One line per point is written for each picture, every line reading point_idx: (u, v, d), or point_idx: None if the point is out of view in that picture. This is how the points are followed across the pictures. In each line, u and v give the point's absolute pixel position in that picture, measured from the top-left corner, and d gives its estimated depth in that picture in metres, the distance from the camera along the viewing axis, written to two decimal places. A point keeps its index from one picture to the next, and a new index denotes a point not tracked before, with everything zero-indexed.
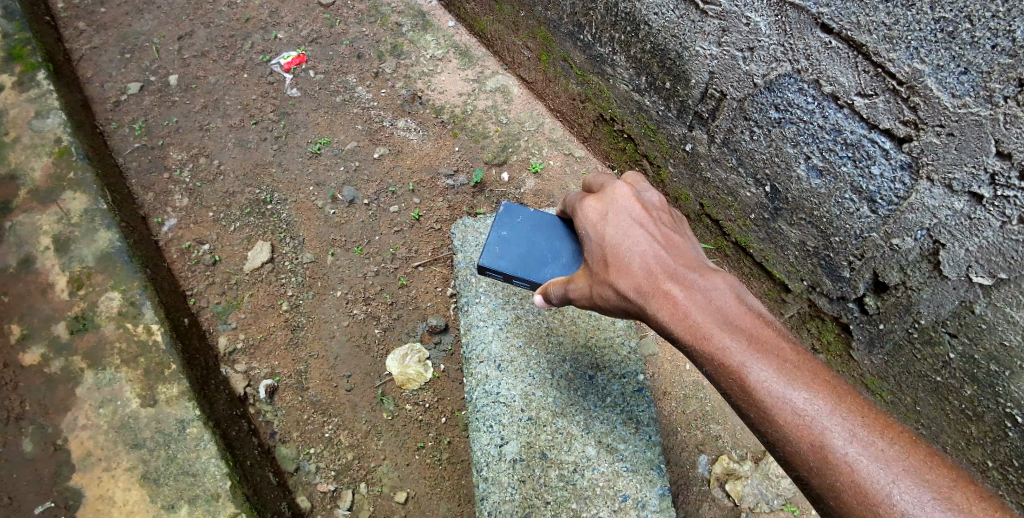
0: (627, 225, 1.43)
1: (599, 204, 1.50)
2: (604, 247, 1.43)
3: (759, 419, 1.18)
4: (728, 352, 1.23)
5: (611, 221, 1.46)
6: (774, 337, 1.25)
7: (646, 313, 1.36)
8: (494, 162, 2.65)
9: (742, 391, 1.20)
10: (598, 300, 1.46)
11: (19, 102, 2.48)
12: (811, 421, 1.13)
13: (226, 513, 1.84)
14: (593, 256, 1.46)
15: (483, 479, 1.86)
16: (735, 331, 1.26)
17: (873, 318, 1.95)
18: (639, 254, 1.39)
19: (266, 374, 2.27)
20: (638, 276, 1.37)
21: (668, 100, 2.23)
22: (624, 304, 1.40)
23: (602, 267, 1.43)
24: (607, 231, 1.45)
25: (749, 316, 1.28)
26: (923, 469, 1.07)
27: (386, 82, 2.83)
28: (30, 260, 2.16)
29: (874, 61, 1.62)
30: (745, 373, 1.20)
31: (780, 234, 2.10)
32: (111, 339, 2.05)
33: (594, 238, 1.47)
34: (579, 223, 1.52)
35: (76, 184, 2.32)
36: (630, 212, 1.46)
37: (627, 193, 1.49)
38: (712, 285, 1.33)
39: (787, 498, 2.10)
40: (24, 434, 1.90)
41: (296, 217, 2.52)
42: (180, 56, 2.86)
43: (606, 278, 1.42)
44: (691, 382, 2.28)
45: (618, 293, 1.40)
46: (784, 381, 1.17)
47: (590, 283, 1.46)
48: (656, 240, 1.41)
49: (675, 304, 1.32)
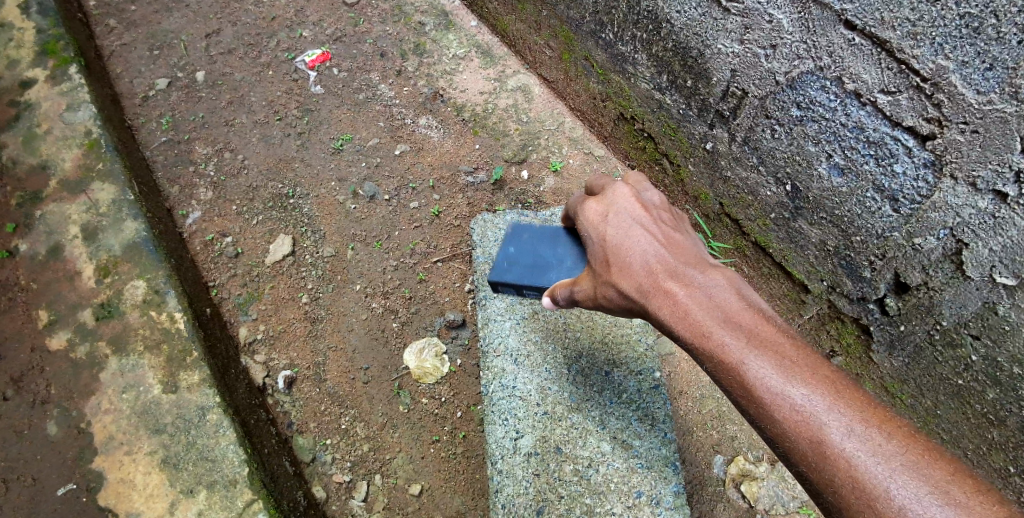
0: (628, 225, 1.43)
1: (599, 205, 1.50)
2: (604, 247, 1.44)
3: (760, 416, 1.17)
4: (727, 349, 1.23)
5: (611, 222, 1.46)
6: (774, 333, 1.24)
7: (648, 313, 1.36)
8: (514, 160, 2.66)
9: (741, 388, 1.20)
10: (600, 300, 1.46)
11: (51, 95, 2.54)
12: (808, 417, 1.11)
13: (243, 499, 1.87)
14: (594, 256, 1.47)
15: (498, 472, 1.88)
16: (735, 328, 1.25)
17: (894, 319, 1.93)
18: (639, 254, 1.39)
19: (285, 365, 2.30)
20: (638, 275, 1.37)
21: (688, 99, 2.23)
22: (626, 304, 1.40)
23: (603, 267, 1.44)
24: (606, 232, 1.45)
25: (748, 313, 1.27)
26: (922, 463, 1.04)
27: (408, 81, 2.86)
28: (59, 249, 2.21)
29: (897, 58, 1.61)
30: (744, 370, 1.19)
31: (800, 233, 2.09)
32: (135, 326, 2.08)
33: (594, 239, 1.47)
34: (580, 223, 1.53)
35: (105, 174, 2.37)
36: (630, 211, 1.46)
37: (627, 194, 1.48)
38: (712, 282, 1.32)
39: (804, 501, 2.08)
40: (49, 417, 1.95)
41: (318, 212, 2.56)
42: (207, 53, 2.92)
43: (607, 278, 1.42)
44: (708, 382, 2.27)
45: (620, 293, 1.40)
46: (783, 377, 1.16)
47: (591, 284, 1.47)
48: (656, 240, 1.41)
49: (674, 302, 1.32)
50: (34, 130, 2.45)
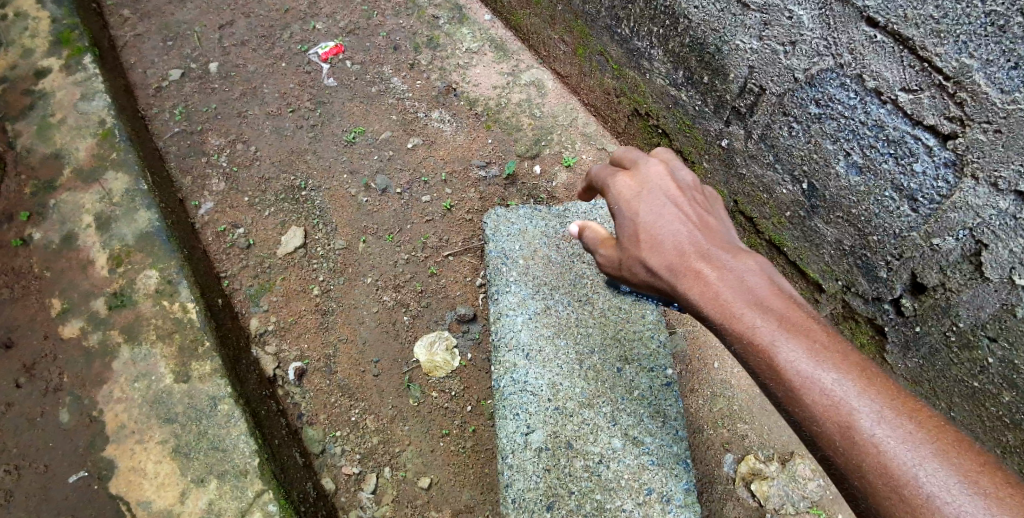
0: (662, 205, 1.43)
1: (632, 184, 1.49)
2: (635, 225, 1.42)
3: (788, 398, 1.11)
4: (757, 331, 1.17)
5: (645, 200, 1.45)
6: (806, 318, 1.19)
7: (677, 293, 1.33)
8: (527, 155, 2.65)
9: (770, 371, 1.14)
10: (628, 278, 1.45)
11: (66, 84, 2.55)
12: (838, 401, 1.05)
13: (254, 490, 1.87)
14: (624, 234, 1.45)
15: (508, 466, 1.88)
16: (766, 311, 1.20)
17: (910, 320, 1.92)
18: (671, 233, 1.38)
19: (296, 357, 2.30)
20: (670, 253, 1.36)
21: (705, 95, 2.21)
22: (655, 282, 1.38)
23: (633, 245, 1.42)
24: (639, 211, 1.44)
25: (780, 297, 1.23)
26: (952, 453, 0.98)
27: (421, 74, 2.85)
28: (72, 237, 2.22)
29: (920, 55, 1.59)
30: (774, 352, 1.14)
31: (815, 232, 2.08)
32: (148, 315, 2.09)
33: (626, 216, 1.46)
34: (612, 202, 1.51)
35: (118, 164, 2.38)
36: (665, 194, 1.45)
37: (663, 174, 1.49)
38: (743, 266, 1.29)
39: (813, 501, 2.08)
40: (62, 405, 1.96)
41: (330, 204, 2.56)
42: (221, 45, 2.92)
43: (636, 256, 1.40)
44: (719, 381, 2.25)
45: (649, 270, 1.38)
46: (814, 361, 1.10)
47: (619, 261, 1.46)
48: (689, 222, 1.40)
49: (705, 282, 1.29)
50: (49, 119, 2.46)
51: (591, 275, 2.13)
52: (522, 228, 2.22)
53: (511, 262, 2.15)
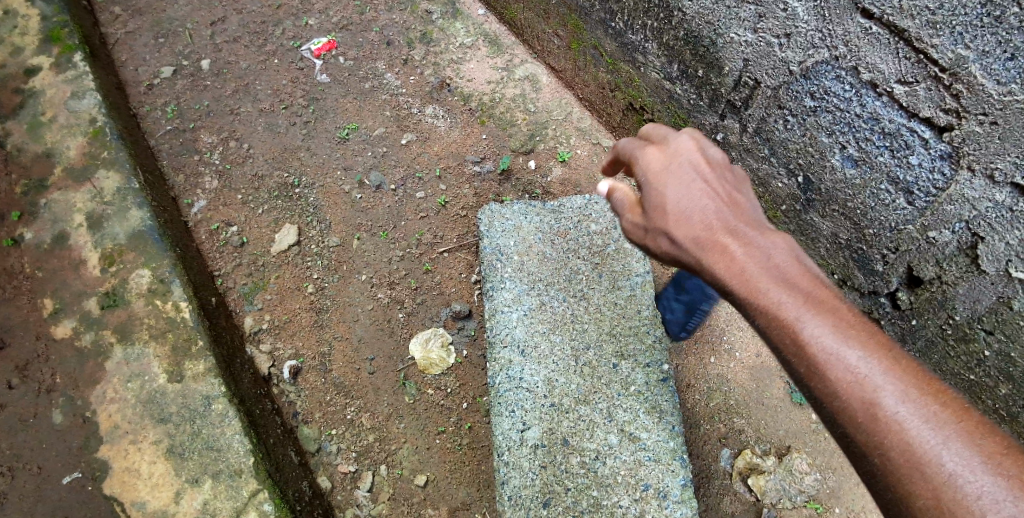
0: (688, 172, 1.33)
1: (658, 152, 1.38)
2: (659, 194, 1.31)
3: (809, 374, 1.03)
4: (782, 306, 1.10)
5: (670, 167, 1.35)
6: (831, 297, 1.12)
7: (701, 267, 1.25)
8: (522, 150, 2.64)
9: (792, 346, 1.07)
10: (646, 247, 1.35)
11: (56, 83, 2.52)
12: (862, 378, 0.98)
13: (248, 489, 1.86)
14: (645, 202, 1.34)
15: (504, 463, 1.87)
16: (792, 287, 1.13)
17: (906, 313, 1.93)
18: (697, 204, 1.29)
19: (290, 355, 2.29)
20: (696, 225, 1.27)
21: (699, 89, 2.20)
22: (675, 253, 1.29)
23: (654, 214, 1.31)
24: (664, 180, 1.33)
25: (807, 275, 1.16)
26: (978, 436, 0.92)
27: (414, 69, 2.83)
28: (64, 237, 2.20)
29: (915, 47, 1.58)
30: (799, 328, 1.07)
31: (811, 226, 2.07)
32: (141, 314, 2.07)
33: (649, 183, 1.35)
34: (635, 168, 1.39)
35: (110, 162, 2.35)
36: (691, 161, 1.35)
37: (690, 140, 1.38)
38: (772, 242, 1.21)
39: (810, 495, 2.08)
40: (54, 406, 1.95)
41: (323, 201, 2.54)
42: (212, 41, 2.89)
43: (657, 226, 1.30)
44: (716, 375, 2.25)
45: (671, 241, 1.29)
46: (840, 337, 1.03)
47: (637, 230, 1.35)
48: (716, 192, 1.30)
49: (731, 256, 1.21)
50: (39, 118, 2.43)
51: (586, 270, 2.12)
52: (517, 224, 2.21)
53: (506, 259, 2.14)
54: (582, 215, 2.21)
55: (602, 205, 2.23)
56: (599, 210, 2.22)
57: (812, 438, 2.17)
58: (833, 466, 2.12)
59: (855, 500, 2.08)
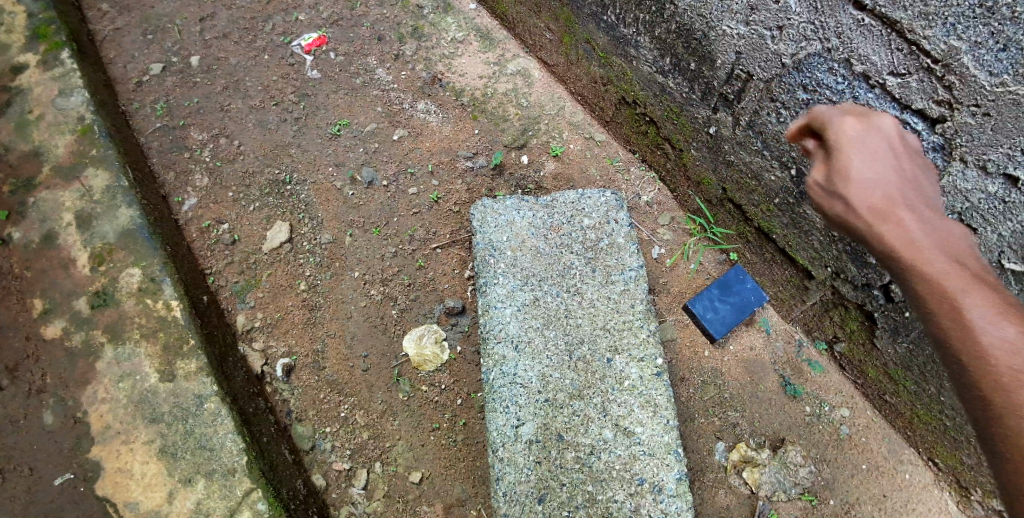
0: (878, 154, 1.48)
1: (855, 128, 1.55)
2: (847, 161, 1.44)
3: (960, 335, 1.20)
4: (955, 277, 1.27)
5: (868, 144, 1.50)
6: (990, 282, 1.29)
7: (858, 228, 1.41)
8: (514, 145, 2.62)
9: (942, 309, 1.25)
10: (822, 208, 1.50)
11: (44, 81, 2.49)
12: (1014, 350, 1.14)
13: (242, 488, 1.86)
14: (832, 168, 1.47)
15: (499, 459, 1.87)
16: (965, 266, 1.32)
17: (899, 305, 1.95)
18: (881, 181, 1.42)
19: (283, 353, 2.28)
20: (874, 196, 1.40)
21: (692, 82, 2.20)
22: (846, 219, 1.43)
23: (839, 179, 1.44)
24: (853, 149, 1.47)
25: (971, 259, 1.35)
26: None
27: (406, 65, 2.81)
28: (53, 236, 2.18)
29: (908, 38, 1.57)
30: (959, 296, 1.24)
31: (804, 219, 2.09)
32: (131, 314, 2.05)
33: (840, 153, 1.49)
34: (828, 139, 1.55)
35: (99, 160, 2.33)
36: (888, 148, 1.53)
37: (888, 128, 1.59)
38: (952, 231, 1.42)
39: (805, 488, 2.09)
40: (45, 406, 1.93)
41: (316, 198, 2.52)
42: (202, 38, 2.87)
43: (836, 188, 1.44)
44: (710, 369, 2.25)
45: (844, 206, 1.43)
46: (1001, 314, 1.19)
47: (817, 193, 1.50)
48: (904, 178, 1.47)
49: (900, 222, 1.37)
50: (27, 116, 2.40)
51: (579, 265, 2.11)
52: (510, 219, 2.19)
53: (499, 254, 2.13)
54: (576, 209, 2.20)
55: (596, 200, 2.22)
56: (593, 204, 2.21)
57: (807, 431, 2.17)
58: (827, 459, 2.14)
59: (850, 492, 2.10)
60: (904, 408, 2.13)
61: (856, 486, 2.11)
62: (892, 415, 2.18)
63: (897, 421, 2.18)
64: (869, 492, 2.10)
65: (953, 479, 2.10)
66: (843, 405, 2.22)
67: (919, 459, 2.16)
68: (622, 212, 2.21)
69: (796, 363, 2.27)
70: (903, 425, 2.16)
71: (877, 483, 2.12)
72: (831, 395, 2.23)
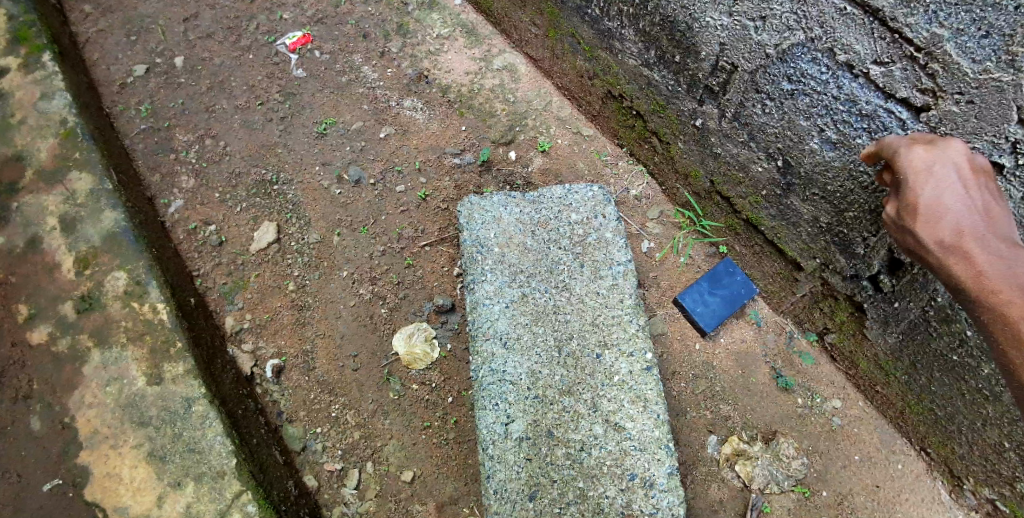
0: (950, 181, 1.45)
1: (924, 151, 1.51)
2: (913, 193, 1.47)
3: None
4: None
5: (936, 173, 1.46)
6: None
7: (934, 261, 1.46)
8: (501, 141, 2.61)
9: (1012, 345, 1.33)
10: (899, 238, 1.55)
11: (25, 83, 2.46)
12: None
13: (232, 491, 1.84)
14: (901, 199, 1.51)
15: (489, 457, 1.87)
16: None
17: (888, 295, 1.97)
18: (952, 212, 1.43)
19: (273, 354, 2.27)
20: (943, 230, 1.43)
21: (677, 75, 2.20)
22: (920, 251, 1.48)
23: (906, 212, 1.49)
24: (921, 180, 1.47)
25: None
26: None
27: (392, 62, 2.80)
28: (37, 241, 2.15)
29: (890, 27, 1.57)
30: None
31: (791, 210, 2.09)
32: (118, 317, 2.03)
33: (909, 185, 1.48)
34: (897, 166, 1.54)
35: (82, 163, 2.30)
36: (961, 170, 1.47)
37: (961, 148, 1.50)
38: None
39: (798, 479, 2.09)
40: (32, 412, 1.91)
41: (302, 198, 2.50)
42: (185, 38, 2.84)
43: (906, 224, 1.49)
44: (701, 362, 2.24)
45: (916, 239, 1.48)
46: None
47: (891, 222, 1.55)
48: (978, 203, 1.44)
49: (970, 256, 1.40)
50: (8, 119, 2.37)
51: (568, 260, 2.11)
52: (497, 215, 2.18)
53: (486, 250, 2.12)
54: (563, 205, 2.19)
55: (583, 194, 2.21)
56: (580, 199, 2.20)
57: (798, 422, 2.17)
58: (818, 450, 2.14)
59: (842, 483, 2.10)
60: (895, 398, 2.14)
61: (849, 477, 2.11)
62: (883, 405, 2.19)
63: (888, 411, 2.18)
64: (861, 483, 2.10)
65: (945, 468, 2.10)
66: (834, 396, 2.22)
67: (911, 449, 2.16)
68: (610, 206, 2.20)
69: (787, 355, 2.27)
70: (894, 415, 2.17)
71: (869, 474, 2.12)
72: (822, 386, 2.24)
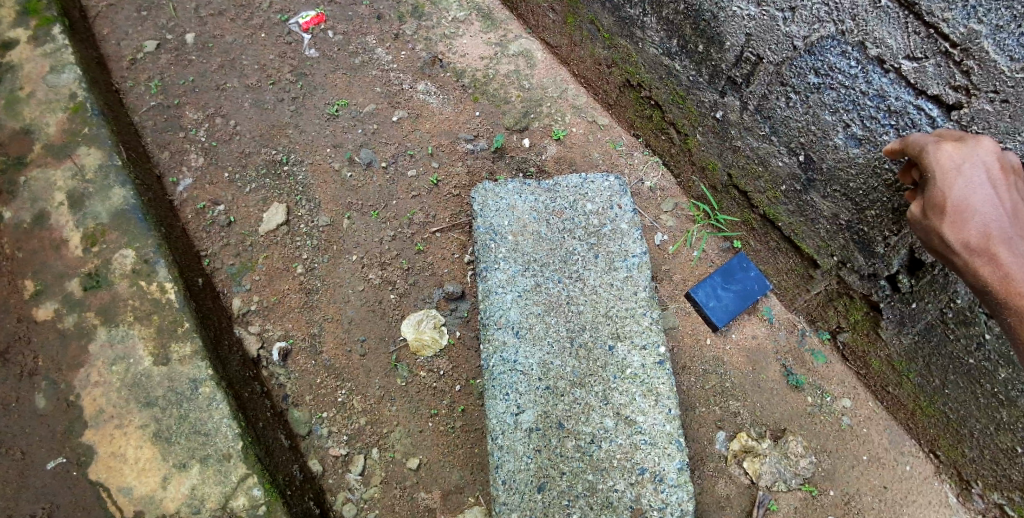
0: (980, 183, 1.41)
1: (952, 148, 1.46)
2: (941, 195, 1.43)
3: None
4: None
5: (967, 173, 1.42)
6: None
7: (958, 263, 1.43)
8: (516, 128, 2.57)
9: None
10: (924, 238, 1.51)
11: (33, 56, 2.42)
12: None
13: (237, 474, 1.83)
14: (930, 199, 1.47)
15: (498, 447, 1.85)
16: None
17: (906, 296, 1.95)
18: (981, 218, 1.39)
19: (280, 337, 2.25)
20: (971, 233, 1.40)
21: (699, 65, 2.17)
22: (944, 252, 1.45)
23: (934, 212, 1.45)
24: (949, 179, 1.43)
25: None
26: None
27: (406, 44, 2.75)
28: (44, 216, 2.12)
29: (926, 21, 1.55)
30: None
31: (811, 206, 2.06)
32: (124, 296, 2.01)
33: (939, 184, 1.44)
34: (925, 163, 1.50)
35: (91, 139, 2.27)
36: (990, 171, 1.43)
37: (991, 147, 1.45)
38: None
39: (805, 478, 2.07)
40: (36, 390, 1.90)
41: (313, 179, 2.47)
42: (197, 14, 2.79)
43: (933, 224, 1.45)
44: (712, 358, 2.22)
45: (942, 240, 1.44)
46: None
47: (915, 221, 1.52)
48: (1006, 207, 1.40)
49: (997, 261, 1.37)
50: (16, 93, 2.33)
51: (581, 250, 2.08)
52: (511, 203, 2.15)
53: (500, 238, 2.09)
54: (578, 194, 2.16)
55: (599, 184, 2.18)
56: (595, 189, 2.17)
57: (808, 421, 2.15)
58: (828, 449, 2.12)
59: (850, 483, 2.08)
60: (906, 399, 2.12)
61: (856, 478, 2.09)
62: (894, 405, 2.16)
63: (898, 411, 2.16)
64: (869, 483, 2.08)
65: (954, 471, 2.08)
66: (845, 395, 2.20)
67: (919, 451, 2.14)
68: (626, 197, 2.17)
69: (799, 353, 2.24)
70: (904, 416, 2.15)
71: (877, 475, 2.10)
72: (832, 385, 2.21)
